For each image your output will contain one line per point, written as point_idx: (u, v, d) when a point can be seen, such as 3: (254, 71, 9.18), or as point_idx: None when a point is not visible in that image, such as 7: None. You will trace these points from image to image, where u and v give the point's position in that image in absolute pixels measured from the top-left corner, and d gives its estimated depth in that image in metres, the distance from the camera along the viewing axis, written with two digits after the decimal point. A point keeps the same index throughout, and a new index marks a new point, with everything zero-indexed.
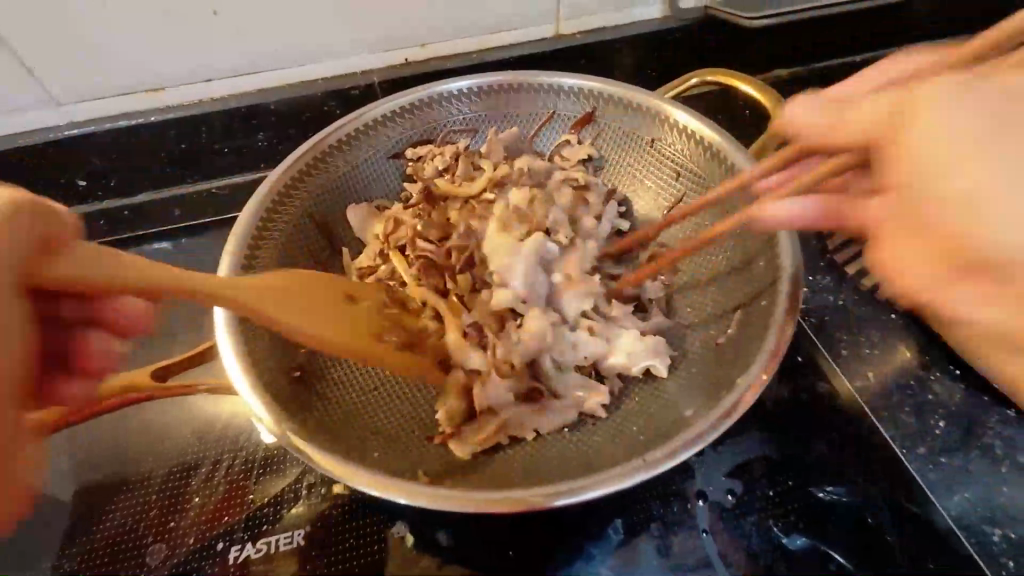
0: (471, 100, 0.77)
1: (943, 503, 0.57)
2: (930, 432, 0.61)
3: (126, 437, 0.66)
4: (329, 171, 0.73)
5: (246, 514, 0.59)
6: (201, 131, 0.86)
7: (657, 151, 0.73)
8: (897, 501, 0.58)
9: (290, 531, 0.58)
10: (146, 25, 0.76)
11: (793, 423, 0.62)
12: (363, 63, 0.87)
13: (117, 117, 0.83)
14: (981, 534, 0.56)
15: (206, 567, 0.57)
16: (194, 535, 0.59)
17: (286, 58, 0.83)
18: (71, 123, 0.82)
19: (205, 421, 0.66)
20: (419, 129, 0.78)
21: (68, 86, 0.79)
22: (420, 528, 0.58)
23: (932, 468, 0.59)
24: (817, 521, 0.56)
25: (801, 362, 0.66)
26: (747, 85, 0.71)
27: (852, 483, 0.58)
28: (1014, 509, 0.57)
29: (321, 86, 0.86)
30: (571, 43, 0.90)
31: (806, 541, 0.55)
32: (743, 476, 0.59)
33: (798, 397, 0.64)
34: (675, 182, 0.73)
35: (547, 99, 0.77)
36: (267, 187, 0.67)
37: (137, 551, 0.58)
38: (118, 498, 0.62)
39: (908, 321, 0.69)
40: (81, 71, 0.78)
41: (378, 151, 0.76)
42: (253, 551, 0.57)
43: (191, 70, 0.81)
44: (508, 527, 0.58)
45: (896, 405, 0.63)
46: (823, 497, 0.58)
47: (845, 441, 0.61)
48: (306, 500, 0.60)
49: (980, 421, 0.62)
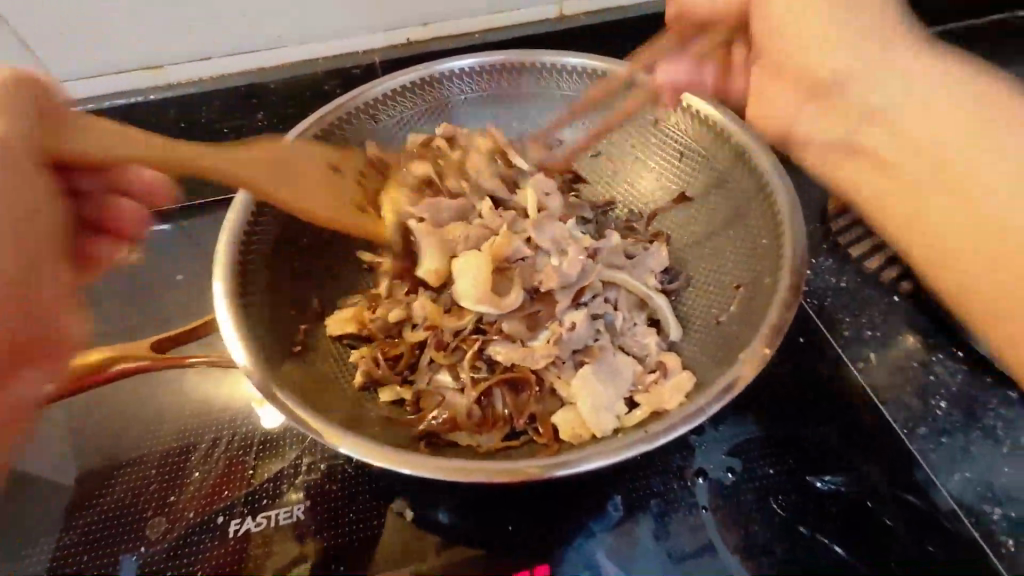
0: (474, 79, 0.76)
1: (942, 482, 0.57)
2: (931, 412, 0.61)
3: (124, 412, 0.66)
4: (330, 149, 0.72)
5: (246, 489, 0.60)
6: (200, 109, 0.86)
7: (659, 132, 0.73)
8: (895, 490, 0.57)
9: (290, 506, 0.58)
10: (137, 8, 0.76)
11: (793, 402, 0.62)
12: (363, 43, 0.87)
13: (113, 97, 0.83)
14: (981, 514, 0.56)
15: (206, 540, 0.57)
16: (193, 509, 0.59)
17: (288, 43, 0.84)
18: (69, 101, 0.82)
19: (205, 396, 0.66)
20: (424, 108, 0.77)
21: (65, 62, 0.79)
22: (419, 504, 0.58)
23: (931, 449, 0.59)
24: (817, 504, 0.56)
25: (804, 343, 0.66)
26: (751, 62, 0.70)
27: (853, 469, 0.58)
28: (1013, 489, 0.57)
29: (321, 65, 0.87)
30: (573, 25, 0.90)
31: (805, 529, 0.55)
32: (749, 456, 0.59)
33: (800, 379, 0.63)
34: (679, 162, 0.72)
35: (550, 79, 0.76)
36: None
37: (137, 524, 0.58)
38: (117, 474, 0.62)
39: (910, 303, 0.69)
40: (84, 55, 0.79)
41: (378, 130, 0.75)
42: (252, 526, 0.57)
43: (197, 52, 0.82)
44: (508, 504, 0.58)
45: (898, 386, 0.63)
46: (822, 488, 0.57)
47: (844, 419, 0.61)
48: (304, 478, 0.60)
49: (983, 402, 0.62)
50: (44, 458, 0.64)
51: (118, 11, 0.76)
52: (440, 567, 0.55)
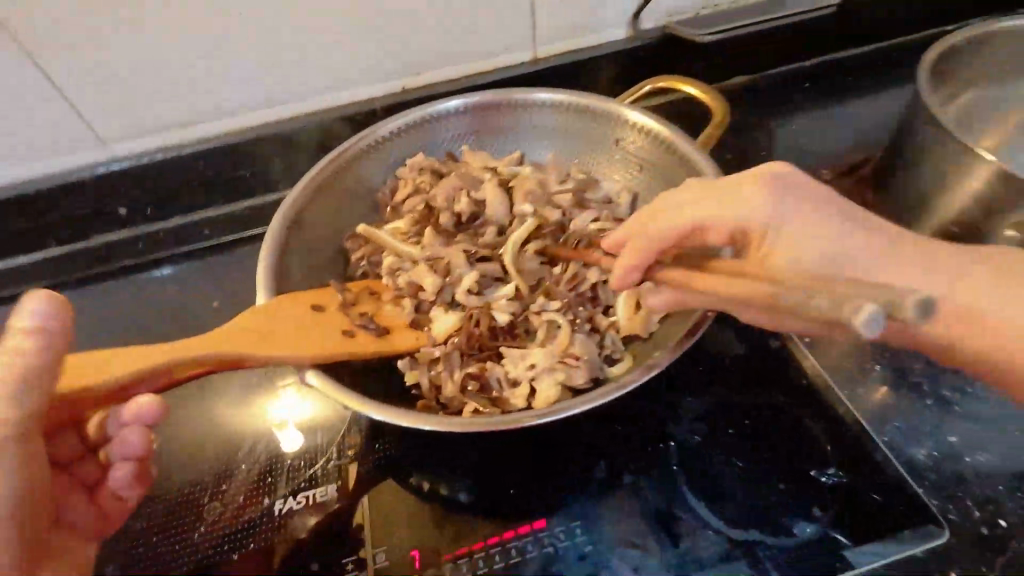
0: (460, 117, 0.88)
1: (887, 433, 0.63)
2: (879, 378, 0.69)
3: (173, 416, 0.74)
4: (340, 187, 0.83)
5: (289, 473, 0.67)
6: (226, 158, 1.00)
7: (621, 149, 0.85)
8: (850, 456, 0.61)
9: (326, 486, 0.65)
10: (168, 70, 0.90)
11: (755, 374, 0.69)
12: (366, 92, 1.02)
13: (151, 152, 0.97)
14: (916, 454, 0.61)
15: (257, 520, 0.64)
16: (243, 494, 0.66)
17: (302, 96, 0.99)
18: (111, 159, 0.96)
19: (244, 399, 0.74)
20: (417, 143, 0.89)
21: (102, 118, 0.92)
22: (435, 478, 0.66)
23: (879, 405, 0.66)
24: (777, 470, 0.61)
25: (762, 325, 0.74)
26: (691, 85, 0.83)
27: (809, 436, 0.63)
28: (958, 439, 0.62)
29: (330, 113, 1.01)
30: (547, 65, 1.07)
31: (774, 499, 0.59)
32: (716, 424, 0.66)
33: (759, 354, 0.71)
34: (638, 173, 0.85)
35: (523, 112, 0.88)
36: (288, 208, 0.75)
37: (194, 511, 0.65)
38: (173, 468, 0.69)
39: None
40: (89, 93, 0.89)
41: (380, 165, 0.87)
42: (295, 504, 0.64)
43: (219, 109, 0.96)
44: (505, 472, 0.65)
45: (847, 355, 0.71)
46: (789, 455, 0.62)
47: (800, 387, 0.67)
48: (336, 462, 0.67)
49: (920, 365, 0.69)
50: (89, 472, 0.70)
51: (152, 73, 0.89)
52: (444, 534, 0.62)
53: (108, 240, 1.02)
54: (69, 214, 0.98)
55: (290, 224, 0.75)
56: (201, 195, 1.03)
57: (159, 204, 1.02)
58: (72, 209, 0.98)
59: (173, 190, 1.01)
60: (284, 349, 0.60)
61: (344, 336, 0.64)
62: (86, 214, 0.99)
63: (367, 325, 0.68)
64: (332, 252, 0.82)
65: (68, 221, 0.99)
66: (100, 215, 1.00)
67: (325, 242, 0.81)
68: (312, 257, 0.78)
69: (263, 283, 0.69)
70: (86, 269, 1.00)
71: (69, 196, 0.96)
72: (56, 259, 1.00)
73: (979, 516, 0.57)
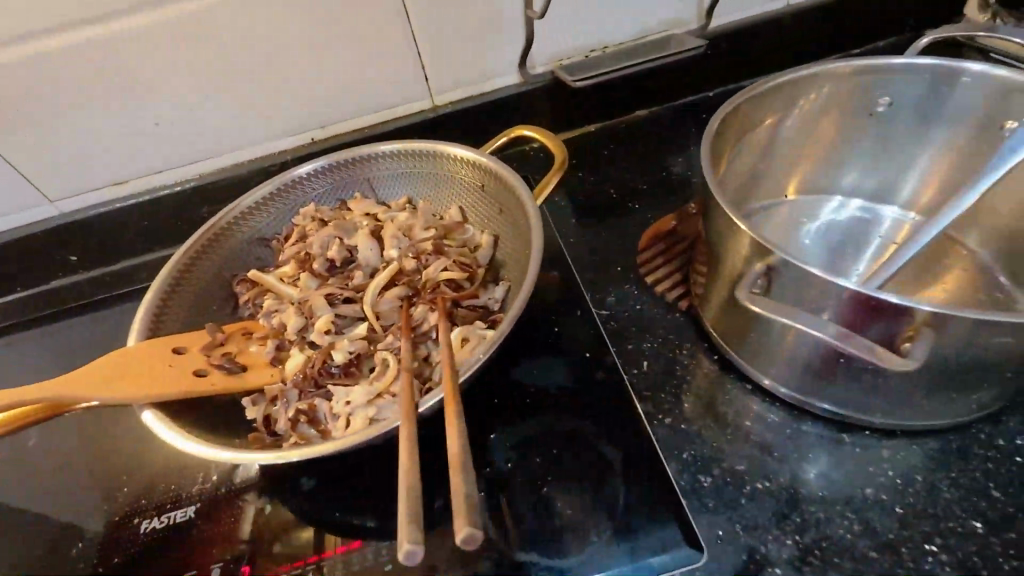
0: (341, 170, 0.99)
1: (670, 458, 0.69)
2: (685, 406, 0.74)
3: (82, 441, 0.86)
4: (231, 238, 0.95)
5: (161, 495, 0.77)
6: (158, 209, 1.15)
7: (480, 193, 0.93)
8: (632, 479, 0.67)
9: (187, 508, 0.74)
10: (102, 139, 1.06)
11: (571, 404, 0.76)
12: (281, 145, 1.15)
13: (93, 207, 1.13)
14: (695, 480, 0.66)
15: (125, 536, 0.73)
16: (120, 513, 0.76)
17: (221, 153, 1.13)
18: (60, 214, 1.12)
19: (141, 429, 0.85)
20: (307, 195, 1.00)
21: (49, 182, 1.08)
22: (275, 499, 0.73)
23: (676, 433, 0.71)
24: (566, 491, 0.67)
25: (589, 356, 0.81)
26: (528, 129, 0.90)
27: (604, 458, 0.69)
28: (738, 462, 0.67)
29: (247, 167, 1.15)
30: (443, 111, 1.16)
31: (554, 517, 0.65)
32: (525, 451, 0.71)
33: (580, 383, 0.78)
34: (496, 215, 0.92)
35: (396, 163, 0.98)
36: (175, 260, 0.88)
37: (78, 527, 0.76)
38: (72, 488, 0.80)
39: (687, 318, 0.84)
40: (42, 165, 1.06)
41: (270, 216, 0.98)
42: (158, 523, 0.74)
43: (148, 168, 1.11)
44: (337, 495, 0.73)
45: (663, 383, 0.77)
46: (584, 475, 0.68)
47: (608, 415, 0.74)
48: (202, 485, 0.76)
49: (725, 391, 0.75)
50: (3, 488, 0.83)
51: (86, 142, 1.05)
52: (269, 548, 0.69)
53: (66, 284, 1.19)
54: (32, 261, 1.15)
55: (177, 274, 0.88)
56: (142, 242, 1.19)
57: (106, 251, 1.18)
58: (32, 258, 1.15)
59: (116, 238, 1.17)
60: (132, 388, 0.70)
61: (192, 376, 0.74)
62: (44, 261, 1.16)
63: (221, 365, 0.77)
64: (224, 295, 0.93)
65: (30, 267, 1.16)
66: (57, 262, 1.17)
67: (215, 288, 0.92)
68: (200, 301, 0.89)
69: (143, 326, 0.81)
70: (48, 307, 1.17)
71: (28, 247, 1.13)
72: (24, 301, 1.18)
73: (744, 541, 0.61)
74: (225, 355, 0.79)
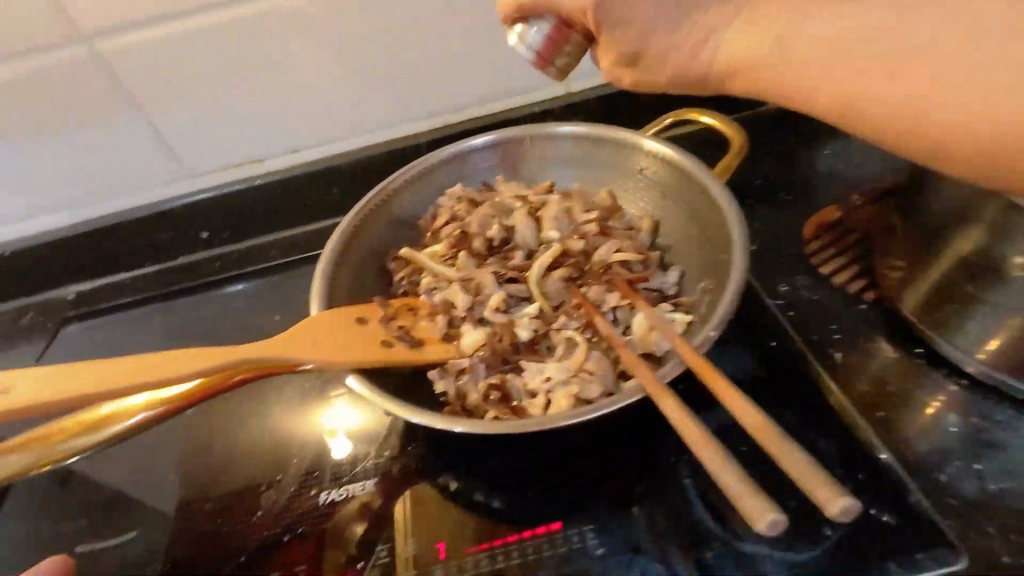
0: (493, 150, 0.98)
1: (892, 453, 0.66)
2: (893, 401, 0.70)
3: (234, 412, 0.84)
4: (385, 215, 0.93)
5: (333, 467, 0.75)
6: (292, 188, 1.14)
7: (642, 177, 0.91)
8: (851, 470, 0.65)
9: (365, 481, 0.73)
10: (251, 117, 1.07)
11: (766, 395, 0.73)
12: (413, 128, 1.14)
13: (230, 183, 1.13)
14: (926, 477, 0.64)
15: (304, 507, 0.72)
16: (295, 484, 0.74)
17: (359, 133, 1.13)
18: (199, 190, 1.13)
19: (296, 400, 0.83)
20: (455, 175, 0.98)
21: (194, 156, 1.09)
22: (459, 477, 0.71)
23: (889, 428, 0.68)
24: (787, 483, 0.63)
25: (775, 347, 0.77)
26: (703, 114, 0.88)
27: (815, 449, 0.67)
28: (959, 457, 0.65)
29: (382, 148, 1.13)
30: (578, 97, 1.14)
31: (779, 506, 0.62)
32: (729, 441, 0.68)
33: (771, 374, 0.75)
34: (659, 199, 0.89)
35: (550, 144, 0.96)
36: (339, 234, 0.86)
37: (253, 496, 0.75)
38: (236, 458, 0.79)
39: (876, 310, 0.79)
40: (190, 140, 1.07)
41: (420, 194, 0.97)
42: (337, 496, 0.72)
43: (289, 147, 1.12)
44: (526, 478, 0.70)
45: (863, 377, 0.73)
46: None
47: (811, 407, 0.70)
48: (376, 458, 0.75)
49: (933, 386, 0.71)
50: (161, 458, 0.82)
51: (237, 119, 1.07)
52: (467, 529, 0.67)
53: (189, 259, 1.18)
54: (162, 236, 1.15)
55: (340, 247, 0.86)
56: (267, 221, 1.17)
57: (234, 229, 1.17)
58: (163, 232, 1.15)
59: (244, 215, 1.16)
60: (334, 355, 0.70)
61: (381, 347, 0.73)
62: (174, 236, 1.15)
63: (402, 337, 0.76)
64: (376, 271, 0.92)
65: (159, 242, 1.16)
66: (185, 237, 1.16)
67: (369, 264, 0.91)
68: (359, 276, 0.88)
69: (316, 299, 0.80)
70: (170, 284, 1.15)
71: (162, 221, 1.13)
72: (148, 276, 1.17)
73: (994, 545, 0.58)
74: (404, 328, 0.78)
